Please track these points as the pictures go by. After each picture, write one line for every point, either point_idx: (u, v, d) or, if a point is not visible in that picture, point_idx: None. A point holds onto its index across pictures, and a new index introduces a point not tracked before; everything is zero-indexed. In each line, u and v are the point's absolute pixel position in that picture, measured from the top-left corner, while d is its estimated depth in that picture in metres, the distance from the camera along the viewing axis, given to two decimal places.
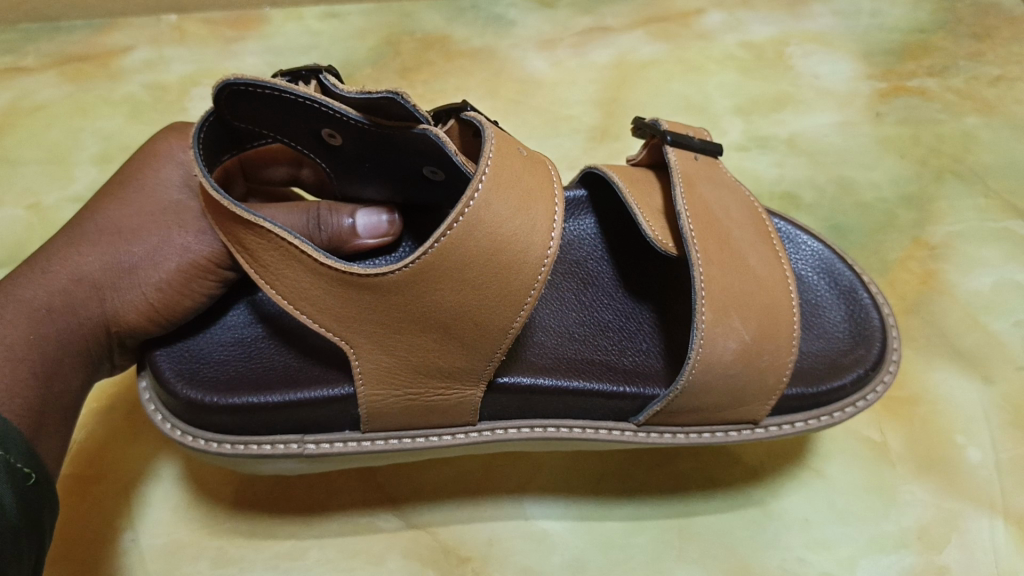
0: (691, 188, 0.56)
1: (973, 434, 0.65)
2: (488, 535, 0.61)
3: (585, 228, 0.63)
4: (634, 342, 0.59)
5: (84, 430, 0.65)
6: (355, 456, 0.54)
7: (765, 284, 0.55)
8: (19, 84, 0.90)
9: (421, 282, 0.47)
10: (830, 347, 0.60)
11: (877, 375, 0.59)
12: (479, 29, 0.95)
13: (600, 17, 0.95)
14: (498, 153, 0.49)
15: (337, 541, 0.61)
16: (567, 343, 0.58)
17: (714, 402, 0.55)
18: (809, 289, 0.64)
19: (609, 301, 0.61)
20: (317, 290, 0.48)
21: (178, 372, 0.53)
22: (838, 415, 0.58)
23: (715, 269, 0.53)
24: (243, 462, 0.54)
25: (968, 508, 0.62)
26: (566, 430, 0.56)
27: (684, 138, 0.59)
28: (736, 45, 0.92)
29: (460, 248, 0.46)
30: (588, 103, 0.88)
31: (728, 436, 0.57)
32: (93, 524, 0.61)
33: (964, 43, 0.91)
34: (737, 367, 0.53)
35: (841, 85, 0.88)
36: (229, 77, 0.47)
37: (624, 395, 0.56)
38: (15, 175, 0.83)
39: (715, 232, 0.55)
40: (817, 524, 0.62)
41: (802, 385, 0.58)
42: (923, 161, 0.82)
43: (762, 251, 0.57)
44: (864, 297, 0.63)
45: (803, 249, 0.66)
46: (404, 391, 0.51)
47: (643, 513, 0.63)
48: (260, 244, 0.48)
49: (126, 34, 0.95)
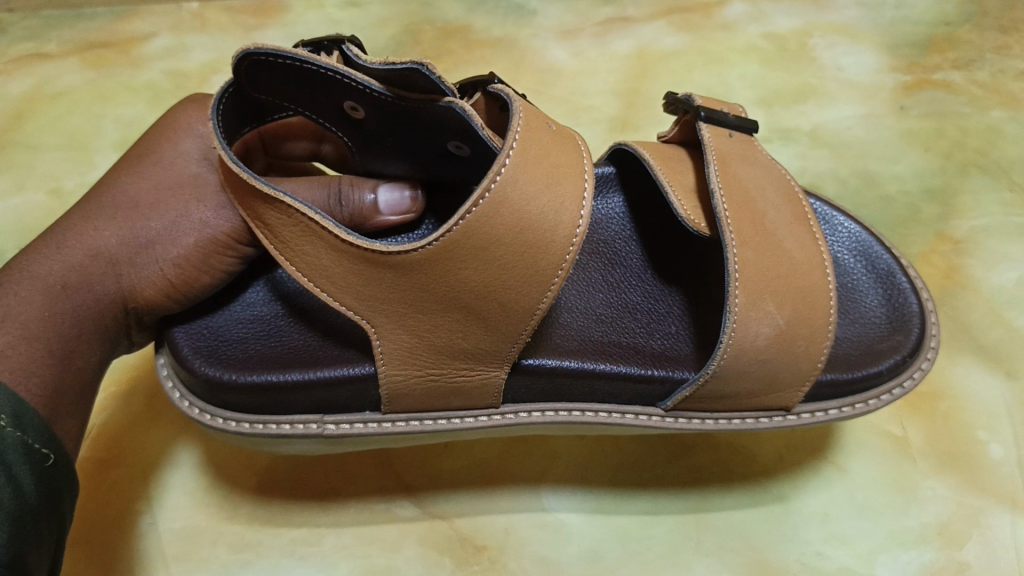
0: (727, 168, 0.56)
1: (996, 430, 0.65)
2: (504, 524, 0.61)
3: (614, 206, 0.63)
4: (663, 325, 0.59)
5: (103, 415, 0.65)
6: (374, 437, 0.54)
7: (802, 267, 0.54)
8: (42, 71, 0.91)
9: (445, 260, 0.46)
10: (867, 333, 0.60)
11: (914, 363, 0.59)
12: (500, 18, 0.95)
13: (622, 7, 0.95)
14: (525, 127, 0.49)
15: (354, 528, 0.61)
16: (593, 325, 0.58)
17: (747, 388, 0.54)
18: (845, 272, 0.63)
19: (638, 282, 0.60)
20: (338, 267, 0.48)
21: (196, 350, 0.54)
22: (873, 403, 0.57)
23: (749, 250, 0.53)
24: (262, 442, 0.54)
25: (990, 506, 0.61)
26: (592, 415, 0.56)
27: (717, 114, 0.59)
28: (759, 36, 0.92)
29: (486, 226, 0.46)
30: (609, 93, 0.87)
31: (758, 423, 0.57)
32: (112, 508, 0.61)
33: (991, 36, 0.90)
34: (772, 351, 0.53)
35: (865, 77, 0.87)
36: (249, 47, 0.47)
37: (653, 379, 0.55)
38: (36, 160, 0.84)
39: (750, 213, 0.54)
40: (837, 518, 0.62)
41: (836, 371, 0.57)
42: (947, 155, 0.81)
43: (800, 235, 0.56)
44: (902, 281, 0.62)
45: (840, 231, 0.65)
46: (426, 371, 0.51)
47: (661, 503, 0.62)
48: (281, 220, 0.48)
49: (148, 22, 0.96)
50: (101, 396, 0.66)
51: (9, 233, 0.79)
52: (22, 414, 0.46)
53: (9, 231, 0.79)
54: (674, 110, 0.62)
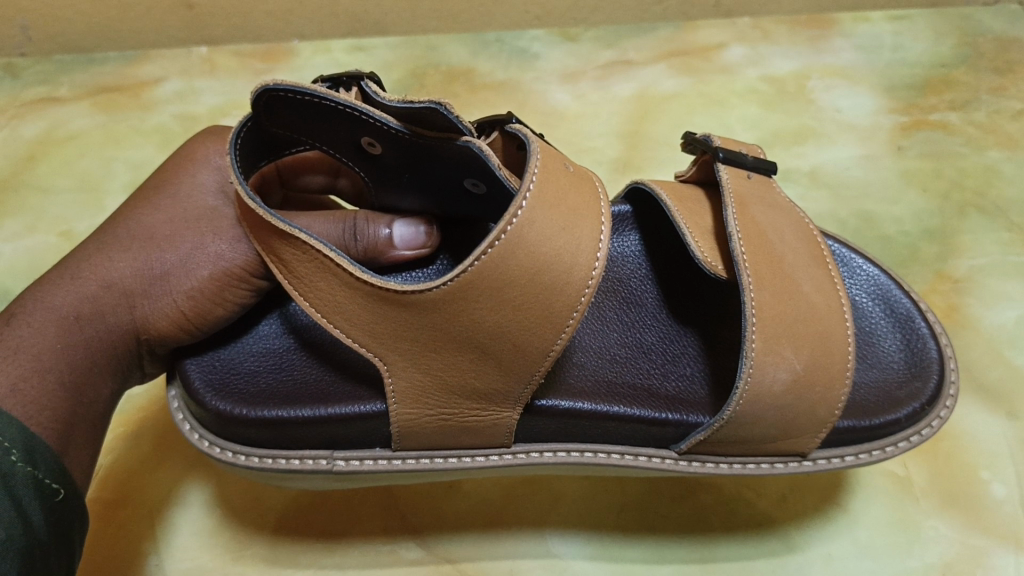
0: (743, 210, 0.56)
1: (998, 470, 0.65)
2: (507, 566, 0.61)
3: (629, 245, 0.65)
4: (678, 366, 0.59)
5: (111, 455, 0.66)
6: (385, 474, 0.54)
7: (821, 313, 0.55)
8: (54, 114, 0.93)
9: (459, 302, 0.47)
10: (885, 378, 0.60)
11: (932, 412, 0.59)
12: (503, 61, 0.99)
13: (623, 51, 0.99)
14: (542, 169, 0.49)
15: (358, 568, 0.61)
16: (608, 365, 0.59)
17: (764, 433, 0.54)
18: (864, 317, 0.64)
19: (653, 322, 0.61)
20: (353, 306, 0.48)
21: (208, 384, 0.54)
22: (890, 450, 0.58)
23: (766, 292, 0.53)
24: (272, 477, 0.54)
25: (993, 546, 0.61)
26: (604, 456, 0.56)
27: (736, 155, 0.60)
28: (757, 78, 0.94)
29: (500, 267, 0.46)
30: (611, 135, 0.89)
31: (773, 468, 0.57)
32: (119, 549, 0.61)
33: (986, 77, 0.92)
34: (789, 398, 0.53)
35: (863, 118, 0.89)
36: (269, 83, 0.48)
37: (666, 422, 0.56)
38: (47, 203, 0.85)
39: (765, 253, 0.55)
40: (840, 558, 0.61)
41: (854, 418, 0.57)
42: (946, 196, 0.82)
43: (817, 277, 0.57)
44: (921, 326, 0.63)
45: (858, 274, 0.66)
46: (438, 412, 0.52)
47: (666, 546, 0.62)
48: (297, 256, 0.49)
49: (158, 66, 0.99)
50: (110, 436, 0.67)
51: (19, 272, 0.79)
52: (35, 448, 0.47)
53: (18, 271, 0.79)
54: (691, 150, 0.63)
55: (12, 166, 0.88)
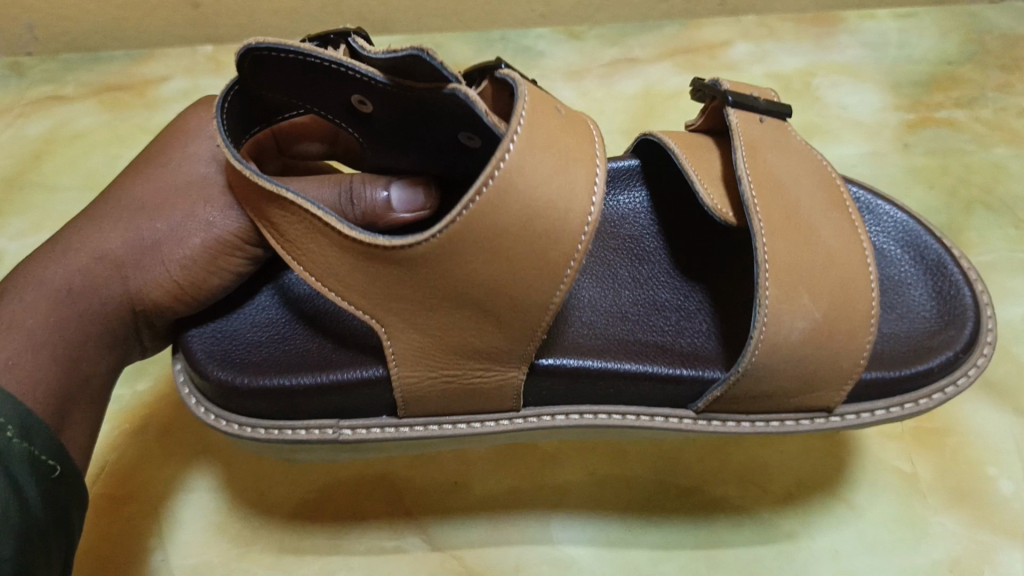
0: (755, 155, 0.56)
1: (1005, 466, 0.64)
2: (512, 561, 0.60)
3: (638, 201, 0.65)
4: (692, 322, 0.59)
5: (118, 451, 0.65)
6: (391, 442, 0.54)
7: (837, 259, 0.54)
8: (60, 112, 0.93)
9: (453, 253, 0.46)
10: (917, 329, 0.59)
11: (969, 359, 0.58)
12: (508, 59, 0.99)
13: (628, 48, 0.99)
14: (532, 111, 0.47)
15: (364, 563, 0.60)
16: (620, 321, 0.58)
17: (784, 388, 0.54)
18: (893, 266, 0.64)
19: (665, 279, 0.61)
20: (349, 266, 0.48)
21: (210, 354, 0.54)
22: (924, 403, 0.57)
23: (780, 242, 0.52)
24: (282, 447, 0.55)
25: (1001, 541, 0.60)
26: (616, 417, 0.56)
27: (746, 99, 0.59)
28: (762, 75, 0.95)
29: (492, 215, 0.45)
30: (616, 132, 0.89)
31: (798, 425, 0.56)
32: (125, 544, 0.61)
33: (992, 74, 0.92)
34: (807, 349, 0.52)
35: (869, 115, 0.89)
36: (250, 43, 0.49)
37: (678, 379, 0.55)
38: (53, 201, 0.85)
39: (779, 203, 0.54)
40: (846, 554, 0.60)
41: (881, 369, 0.57)
42: (952, 192, 0.82)
43: (835, 221, 0.56)
44: (953, 272, 0.63)
45: (884, 219, 0.66)
46: (442, 372, 0.51)
47: (673, 541, 0.61)
48: (291, 220, 0.49)
49: (162, 65, 0.99)
50: (116, 432, 0.66)
51: None
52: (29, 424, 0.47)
53: None
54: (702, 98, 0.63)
55: (18, 164, 0.88)
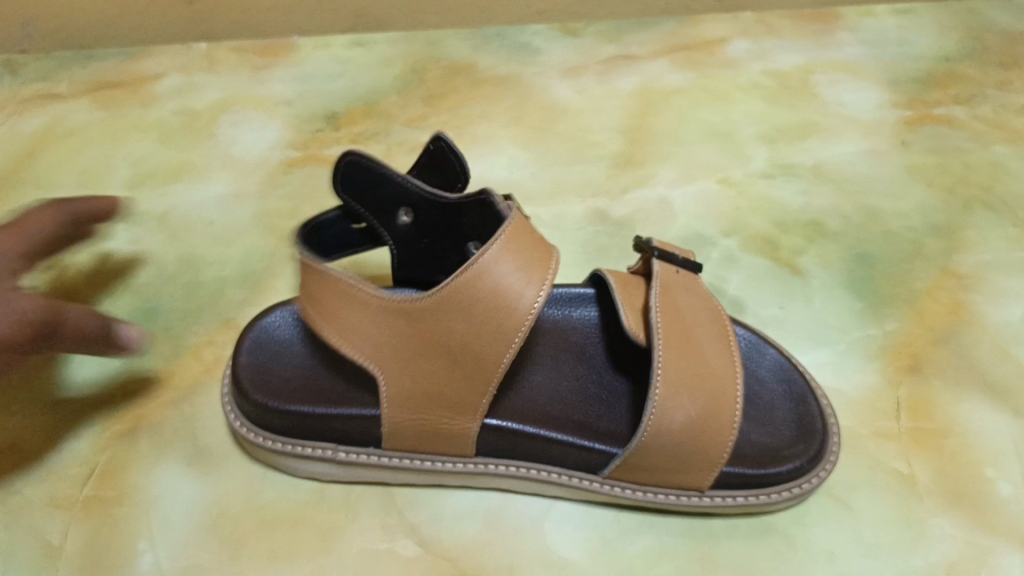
0: (667, 293, 0.58)
1: (1004, 468, 0.61)
2: (506, 563, 0.56)
3: (588, 316, 0.66)
4: (613, 410, 0.60)
5: (110, 450, 0.63)
6: (380, 469, 0.58)
7: (716, 375, 0.56)
8: (53, 109, 0.92)
9: (439, 314, 0.51)
10: (772, 436, 0.58)
11: (814, 469, 0.58)
12: (505, 56, 0.99)
13: (625, 45, 0.99)
14: (518, 218, 0.53)
15: (356, 565, 0.56)
16: (551, 402, 0.60)
17: (664, 464, 0.55)
18: (762, 393, 0.61)
19: (597, 377, 0.63)
20: (364, 324, 0.53)
21: (253, 380, 0.59)
22: (774, 498, 0.57)
23: (673, 351, 0.55)
24: (279, 462, 0.59)
25: (1000, 545, 0.56)
26: (535, 472, 0.58)
27: (668, 255, 0.61)
28: (760, 73, 0.95)
29: (471, 288, 0.50)
30: (613, 130, 0.89)
31: (728, 502, 0.57)
32: (109, 543, 0.57)
33: (992, 71, 0.93)
34: (683, 438, 0.54)
35: (868, 112, 0.89)
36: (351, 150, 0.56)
37: (591, 449, 0.57)
38: (45, 198, 0.82)
39: (676, 320, 0.57)
40: (843, 556, 0.56)
41: (742, 464, 0.57)
42: (951, 190, 0.81)
43: (720, 350, 0.57)
44: (812, 405, 0.61)
45: (763, 358, 0.64)
46: (420, 419, 0.55)
47: (670, 542, 0.58)
48: (323, 289, 0.54)
49: (158, 62, 0.99)
50: (107, 434, 0.64)
51: None
52: None
53: None
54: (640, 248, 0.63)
55: (11, 161, 0.86)
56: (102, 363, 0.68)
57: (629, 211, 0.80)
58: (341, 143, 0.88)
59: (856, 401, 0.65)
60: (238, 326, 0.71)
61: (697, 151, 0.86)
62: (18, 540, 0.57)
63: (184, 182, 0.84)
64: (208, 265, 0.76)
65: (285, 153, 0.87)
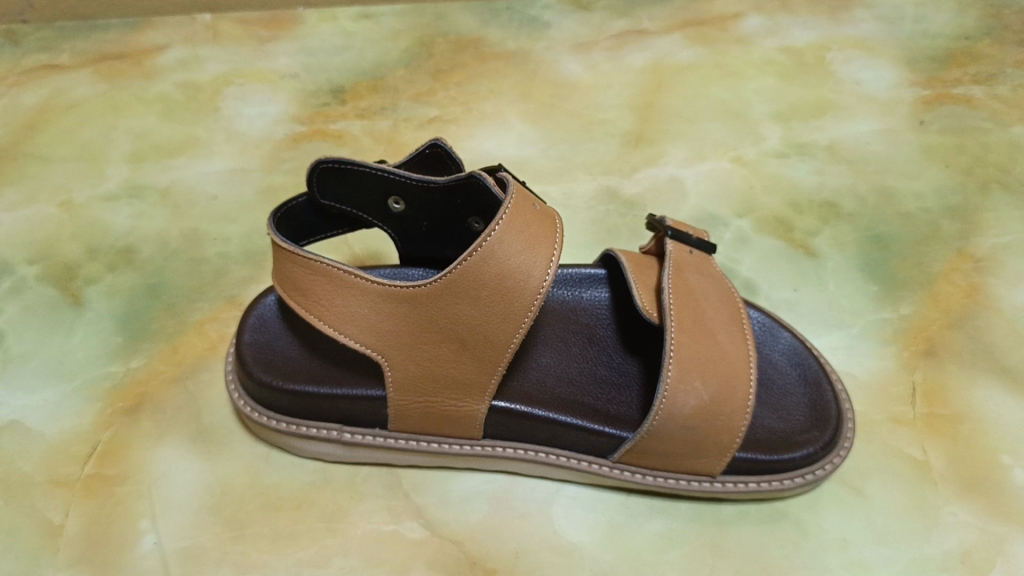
0: (678, 274, 0.57)
1: (1020, 455, 0.59)
2: (515, 547, 0.55)
3: (599, 297, 0.65)
4: (623, 394, 0.59)
5: (112, 430, 0.62)
6: (385, 451, 0.57)
7: (730, 357, 0.54)
8: (54, 82, 0.91)
9: (445, 298, 0.49)
10: (785, 422, 0.57)
11: (827, 455, 0.56)
12: (514, 31, 0.97)
13: (637, 20, 0.97)
14: (517, 194, 0.51)
15: (361, 548, 0.55)
16: (560, 384, 0.59)
17: (676, 449, 0.54)
18: (775, 377, 0.60)
19: (608, 359, 0.62)
20: (360, 311, 0.51)
21: (256, 357, 0.58)
22: (786, 484, 0.56)
23: (685, 336, 0.53)
24: (286, 441, 0.58)
25: (1013, 533, 0.55)
26: (544, 456, 0.57)
27: (682, 235, 0.60)
28: (775, 50, 0.93)
29: (476, 272, 0.49)
30: (623, 107, 0.87)
31: (740, 487, 0.56)
32: (112, 525, 0.56)
33: (1011, 50, 0.91)
34: (696, 423, 0.53)
35: (884, 91, 0.88)
36: (319, 157, 0.54)
37: (601, 432, 0.56)
38: (48, 172, 0.81)
39: (689, 304, 0.55)
40: (855, 544, 0.55)
41: (755, 450, 0.56)
42: (968, 172, 0.80)
43: (733, 330, 0.56)
44: (827, 390, 0.60)
45: (778, 341, 0.63)
46: (425, 399, 0.54)
47: (678, 527, 0.57)
48: (310, 276, 0.51)
49: (161, 35, 0.97)
50: (109, 413, 0.63)
51: (20, 245, 0.74)
52: None
53: (18, 243, 0.74)
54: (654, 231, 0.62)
55: (12, 134, 0.85)
56: (103, 341, 0.67)
57: (640, 189, 0.78)
58: (346, 117, 0.86)
59: (870, 386, 0.64)
60: (241, 304, 0.70)
61: (709, 129, 0.85)
62: (19, 520, 0.56)
63: (187, 156, 0.83)
64: (211, 241, 0.75)
65: (289, 128, 0.86)
